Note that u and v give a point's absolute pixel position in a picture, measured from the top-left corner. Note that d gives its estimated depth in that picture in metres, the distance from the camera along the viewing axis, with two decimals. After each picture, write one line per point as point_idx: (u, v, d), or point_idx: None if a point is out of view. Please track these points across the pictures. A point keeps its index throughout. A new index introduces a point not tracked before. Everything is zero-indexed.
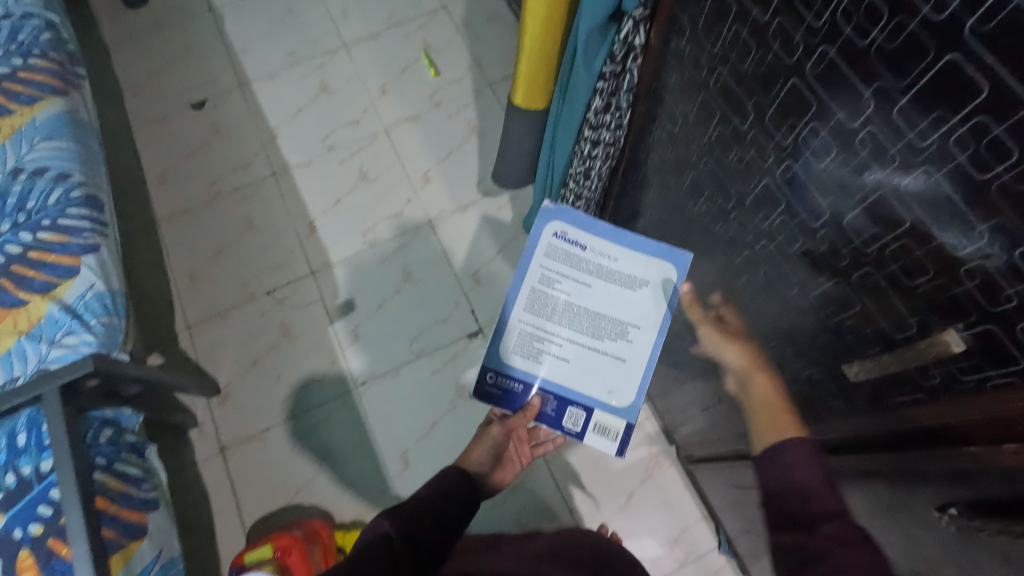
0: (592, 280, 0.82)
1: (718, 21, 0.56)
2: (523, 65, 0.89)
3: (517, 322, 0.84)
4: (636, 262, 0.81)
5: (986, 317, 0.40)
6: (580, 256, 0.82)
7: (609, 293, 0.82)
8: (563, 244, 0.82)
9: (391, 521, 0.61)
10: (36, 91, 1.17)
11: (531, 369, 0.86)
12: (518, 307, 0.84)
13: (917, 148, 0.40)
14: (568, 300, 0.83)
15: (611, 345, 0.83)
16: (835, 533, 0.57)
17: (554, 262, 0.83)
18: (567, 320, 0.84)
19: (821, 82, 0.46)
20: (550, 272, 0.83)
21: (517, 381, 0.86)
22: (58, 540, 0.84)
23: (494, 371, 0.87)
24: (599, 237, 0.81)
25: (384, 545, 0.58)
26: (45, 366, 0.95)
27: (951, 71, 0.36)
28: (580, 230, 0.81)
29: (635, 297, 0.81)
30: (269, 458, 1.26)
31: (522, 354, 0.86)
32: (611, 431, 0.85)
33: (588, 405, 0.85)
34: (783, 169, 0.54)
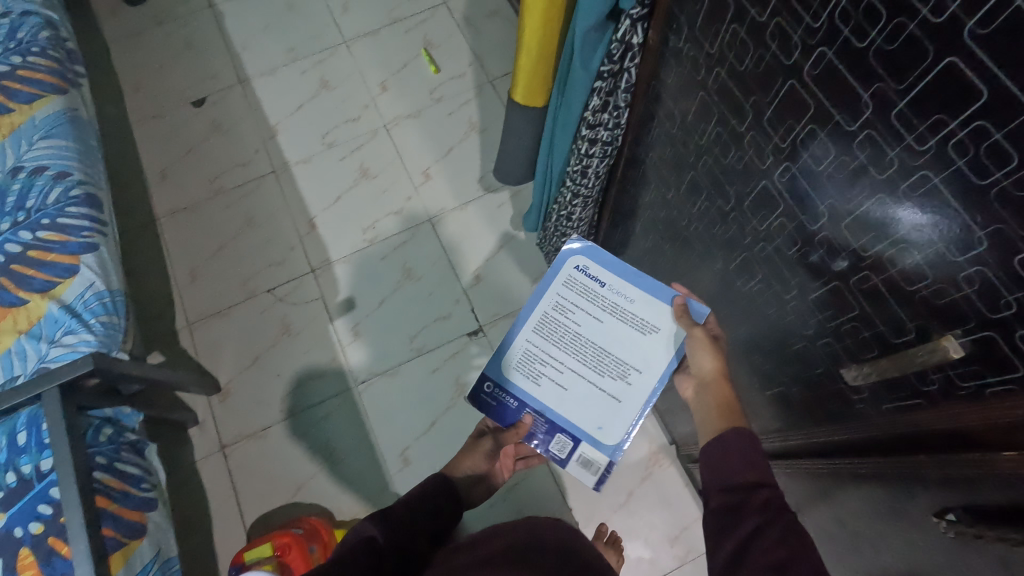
0: (605, 316, 0.77)
1: (716, 22, 0.55)
2: (523, 62, 0.88)
3: (522, 341, 0.79)
4: (649, 305, 0.75)
5: (985, 322, 0.40)
6: (598, 291, 0.77)
7: (619, 329, 0.76)
8: (582, 278, 0.78)
9: (378, 526, 0.63)
10: (36, 90, 1.17)
11: (527, 391, 0.79)
12: (527, 327, 0.79)
13: (916, 152, 0.39)
14: (577, 330, 0.78)
15: (610, 384, 0.76)
16: (767, 498, 0.54)
17: (571, 292, 0.78)
18: (572, 349, 0.78)
19: (820, 85, 0.45)
20: (565, 301, 0.79)
21: (513, 397, 0.80)
22: (58, 538, 0.85)
23: (491, 383, 0.81)
24: (618, 275, 0.77)
25: (364, 550, 0.59)
26: (46, 365, 0.95)
27: (950, 74, 0.35)
28: (602, 265, 0.77)
29: (645, 341, 0.75)
30: (269, 455, 1.26)
31: (522, 372, 0.80)
32: (594, 466, 0.79)
33: (575, 435, 0.78)
34: (782, 171, 0.54)
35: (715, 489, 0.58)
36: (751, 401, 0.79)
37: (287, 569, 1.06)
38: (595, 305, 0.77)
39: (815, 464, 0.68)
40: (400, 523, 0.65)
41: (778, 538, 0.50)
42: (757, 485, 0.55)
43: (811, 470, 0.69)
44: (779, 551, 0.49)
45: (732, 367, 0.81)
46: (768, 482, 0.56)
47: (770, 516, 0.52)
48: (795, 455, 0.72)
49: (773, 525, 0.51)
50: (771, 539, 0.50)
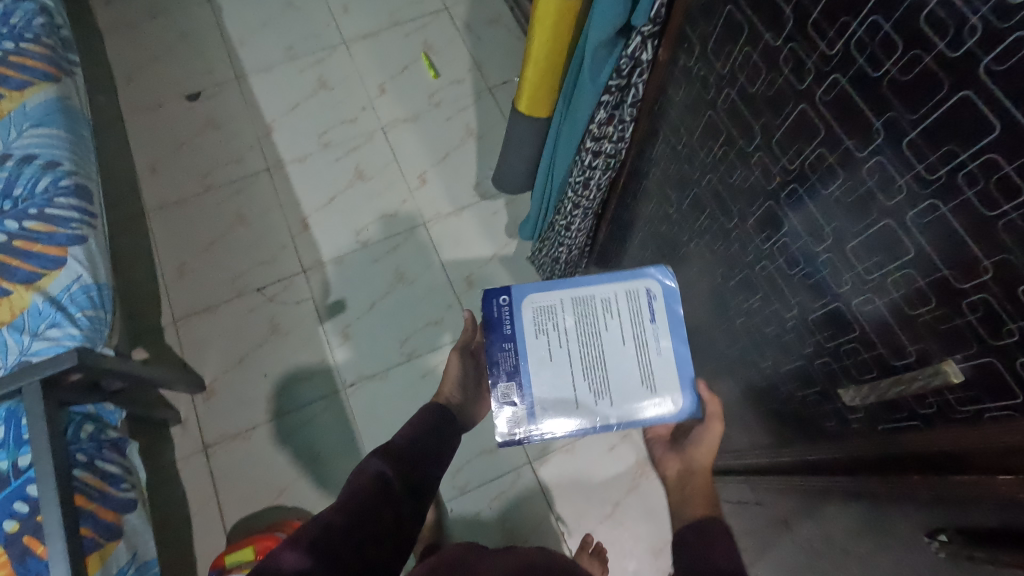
0: (632, 344, 0.70)
1: (730, 43, 0.56)
2: (529, 71, 0.88)
3: (556, 295, 0.73)
4: (672, 366, 0.70)
5: (987, 348, 0.41)
6: (643, 320, 0.71)
7: (631, 365, 0.70)
8: (640, 301, 0.72)
9: (384, 460, 0.62)
10: (28, 77, 1.15)
11: (524, 332, 0.71)
12: (569, 292, 0.73)
13: (925, 181, 0.41)
14: (600, 335, 0.71)
15: (581, 390, 0.69)
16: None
17: (623, 304, 0.72)
18: (584, 342, 0.71)
19: (833, 111, 0.46)
20: (612, 305, 0.72)
21: (511, 333, 0.72)
22: (33, 538, 0.82)
23: (507, 300, 0.73)
24: (673, 325, 0.71)
25: (374, 492, 0.59)
26: (27, 358, 0.93)
27: (963, 107, 0.36)
28: (667, 305, 0.72)
29: (639, 390, 0.69)
30: (253, 457, 1.24)
31: (535, 316, 0.72)
32: (514, 429, 0.69)
33: (526, 393, 0.70)
34: (788, 192, 0.55)
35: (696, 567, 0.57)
36: (745, 417, 0.80)
37: None
38: (633, 332, 0.71)
39: (804, 481, 0.69)
40: (408, 453, 0.65)
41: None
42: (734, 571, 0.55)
43: (799, 486, 0.70)
44: None
45: (727, 381, 0.81)
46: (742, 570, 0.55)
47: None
48: (785, 471, 0.73)
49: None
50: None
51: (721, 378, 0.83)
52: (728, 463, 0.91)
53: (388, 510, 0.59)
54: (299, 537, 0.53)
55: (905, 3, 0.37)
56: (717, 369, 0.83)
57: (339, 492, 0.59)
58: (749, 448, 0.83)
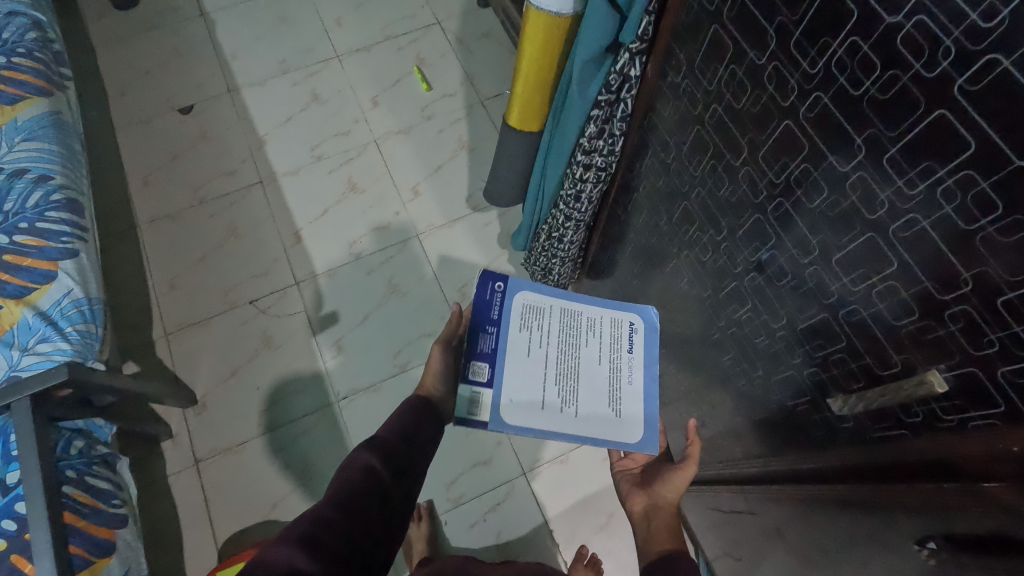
0: (607, 365, 0.74)
1: (715, 60, 0.57)
2: (520, 86, 0.90)
3: (548, 301, 0.77)
4: (642, 397, 0.73)
5: (969, 359, 0.42)
6: (619, 346, 0.76)
7: (603, 384, 0.73)
8: (622, 332, 0.77)
9: (372, 452, 0.62)
10: (19, 91, 1.15)
11: (510, 323, 0.75)
12: (559, 302, 0.78)
13: (907, 196, 0.42)
14: (579, 350, 0.75)
15: (550, 393, 0.71)
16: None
17: (604, 329, 0.77)
18: (564, 351, 0.74)
19: (816, 127, 0.47)
20: (594, 326, 0.77)
21: (498, 318, 0.75)
22: (21, 556, 0.81)
23: (502, 287, 0.77)
24: (645, 360, 0.76)
25: (364, 483, 0.58)
26: (16, 373, 0.92)
27: (939, 126, 0.38)
28: (643, 341, 0.77)
29: (605, 409, 0.71)
30: (244, 471, 1.23)
31: (523, 312, 0.76)
32: (473, 408, 0.69)
33: (496, 378, 0.71)
34: (775, 206, 0.56)
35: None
36: (736, 427, 0.81)
37: None
38: (608, 354, 0.75)
39: (795, 491, 0.69)
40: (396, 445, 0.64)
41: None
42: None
43: (790, 497, 0.71)
44: None
45: (719, 392, 0.82)
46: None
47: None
48: (776, 481, 0.74)
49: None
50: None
51: (712, 388, 0.84)
52: (721, 473, 0.91)
53: (379, 502, 0.58)
54: (289, 534, 0.52)
55: (882, 25, 0.39)
56: (709, 379, 0.84)
57: (328, 488, 0.58)
58: (742, 458, 0.83)
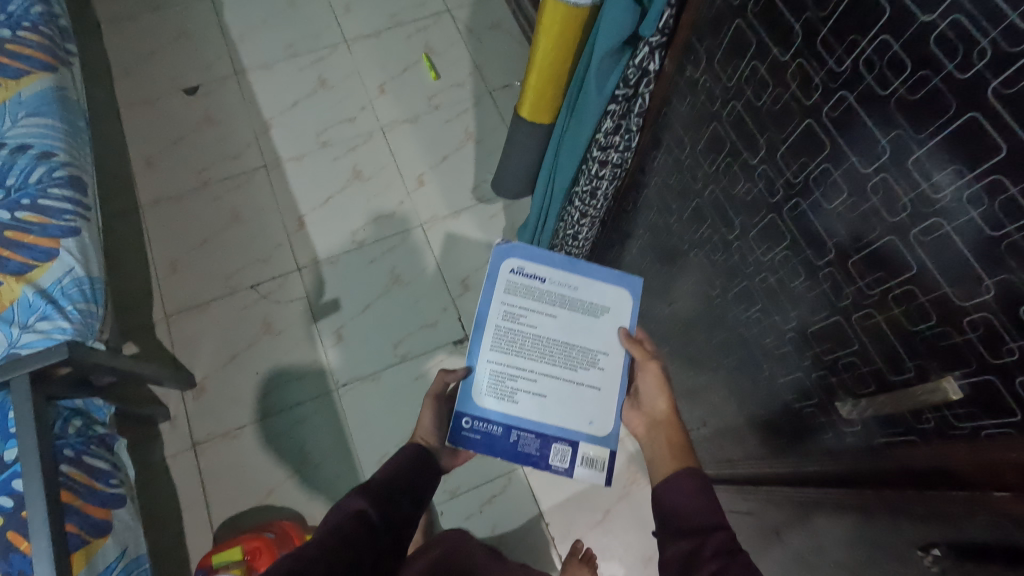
0: (558, 310, 0.74)
1: (738, 57, 0.56)
2: (532, 77, 0.88)
3: (487, 363, 0.72)
4: (599, 284, 0.75)
5: (985, 365, 0.41)
6: (538, 290, 0.74)
7: (576, 321, 0.73)
8: (522, 279, 0.74)
9: (366, 498, 0.58)
10: (24, 66, 1.13)
11: (507, 413, 0.71)
12: (486, 346, 0.72)
13: (930, 199, 0.41)
14: (536, 335, 0.73)
15: (584, 375, 0.72)
16: (721, 542, 0.51)
17: (516, 298, 0.74)
18: (537, 353, 0.72)
19: (840, 128, 0.47)
20: (510, 308, 0.73)
21: (497, 422, 0.71)
22: (17, 533, 0.80)
23: (468, 419, 0.71)
24: (558, 269, 0.75)
25: (356, 532, 0.54)
26: (16, 351, 0.91)
27: (970, 129, 0.37)
28: (537, 262, 0.74)
29: (603, 323, 0.74)
30: (242, 456, 1.23)
31: (497, 396, 0.71)
32: (600, 462, 0.72)
33: (569, 437, 0.71)
34: (792, 206, 0.55)
35: (672, 533, 0.55)
36: (739, 427, 0.81)
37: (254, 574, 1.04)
38: (545, 304, 0.74)
39: (797, 493, 0.69)
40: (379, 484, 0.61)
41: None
42: (713, 528, 0.52)
43: (793, 499, 0.71)
44: None
45: (723, 392, 0.82)
46: (725, 526, 0.53)
47: (725, 561, 0.49)
48: (777, 483, 0.74)
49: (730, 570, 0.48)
50: None
51: (717, 387, 0.84)
52: (722, 474, 0.92)
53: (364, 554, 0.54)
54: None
55: (914, 25, 0.38)
56: (713, 378, 0.84)
57: (315, 530, 0.54)
58: (744, 458, 0.83)
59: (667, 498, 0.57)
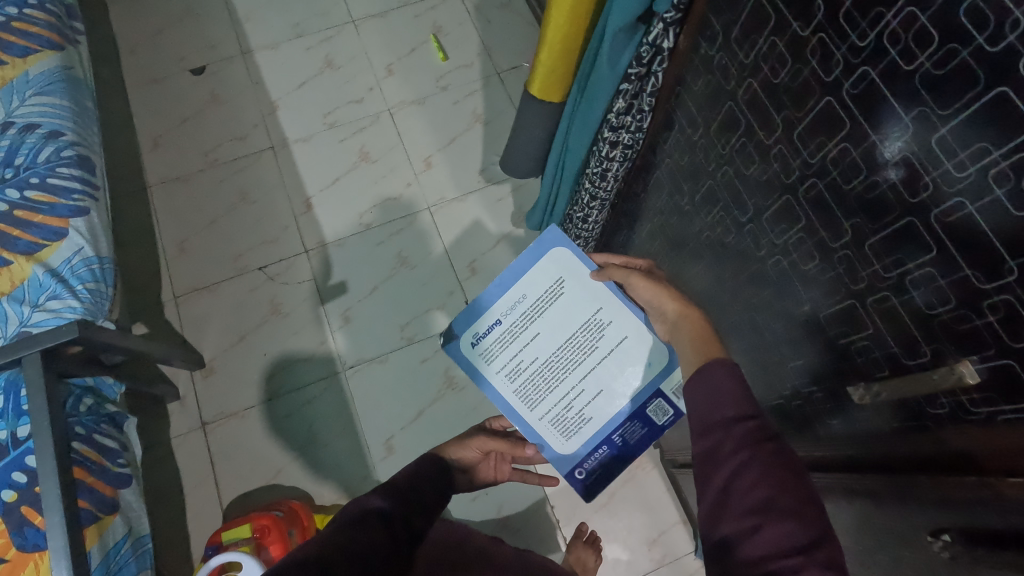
0: (532, 328, 0.74)
1: (755, 32, 0.55)
2: (543, 55, 0.87)
3: (541, 421, 0.74)
4: (537, 272, 0.74)
5: (1004, 349, 0.40)
6: (504, 331, 0.75)
7: (548, 323, 0.73)
8: (488, 341, 0.75)
9: (383, 498, 0.57)
10: (31, 44, 1.12)
11: (593, 429, 0.73)
12: (527, 411, 0.74)
13: (954, 178, 0.40)
14: (537, 359, 0.73)
15: (601, 342, 0.72)
16: (745, 435, 0.45)
17: (499, 356, 0.75)
18: (555, 370, 0.73)
19: (860, 106, 0.46)
20: (504, 369, 0.75)
21: (593, 448, 0.74)
22: (31, 508, 0.82)
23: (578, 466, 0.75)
24: (499, 302, 0.75)
25: (376, 525, 0.53)
26: (27, 329, 0.91)
27: (1000, 104, 0.36)
28: (483, 319, 0.75)
29: (571, 294, 0.73)
30: (250, 436, 1.24)
31: (575, 428, 0.74)
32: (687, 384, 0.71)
33: (648, 394, 0.72)
34: (808, 187, 0.54)
35: (694, 431, 0.49)
36: None
37: (265, 552, 1.04)
38: (517, 336, 0.74)
39: None
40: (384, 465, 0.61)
41: (756, 477, 0.43)
42: (734, 420, 0.47)
43: None
44: (757, 491, 0.42)
45: None
46: (750, 416, 0.47)
47: (747, 458, 0.44)
48: None
49: (749, 468, 0.43)
50: (746, 487, 0.43)
51: None
52: None
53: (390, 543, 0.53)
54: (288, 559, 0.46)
55: None
56: None
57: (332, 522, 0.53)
58: None
59: (696, 387, 0.51)
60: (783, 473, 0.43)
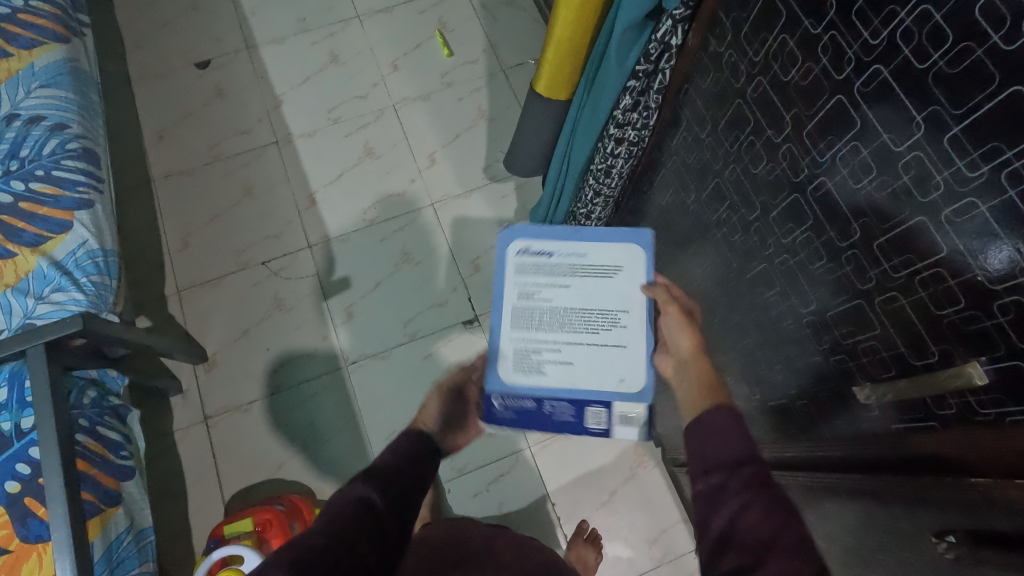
0: (570, 280, 0.76)
1: (765, 30, 0.54)
2: (550, 51, 0.86)
3: (510, 342, 0.74)
4: (607, 244, 0.77)
5: (1013, 350, 0.40)
6: (548, 263, 0.77)
7: (587, 284, 0.75)
8: (530, 259, 0.77)
9: (371, 485, 0.55)
10: (37, 36, 1.12)
11: (536, 385, 0.73)
12: (507, 325, 0.75)
13: (965, 178, 0.40)
14: (551, 305, 0.75)
15: (606, 334, 0.73)
16: (750, 476, 0.49)
17: (527, 276, 0.77)
18: (556, 322, 0.74)
19: (872, 104, 0.45)
20: (523, 287, 0.76)
21: (527, 396, 0.73)
22: (34, 499, 0.82)
23: (500, 395, 0.73)
24: (563, 241, 0.77)
25: (356, 517, 0.52)
26: (31, 321, 0.92)
27: (1013, 104, 0.35)
28: (544, 240, 0.77)
29: (619, 282, 0.75)
30: (252, 430, 1.24)
31: (525, 371, 0.73)
32: (637, 416, 0.73)
33: (602, 395, 0.72)
34: (817, 186, 0.54)
35: (699, 470, 0.52)
36: (752, 412, 0.81)
37: (265, 546, 1.05)
38: (555, 276, 0.76)
39: (808, 478, 0.69)
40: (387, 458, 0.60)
41: (762, 514, 0.46)
42: (739, 463, 0.50)
43: (801, 483, 0.70)
44: (762, 527, 0.45)
45: (736, 375, 0.82)
46: (755, 460, 0.50)
47: (751, 497, 0.47)
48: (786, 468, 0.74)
49: (753, 506, 0.46)
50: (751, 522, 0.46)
51: (731, 369, 0.83)
52: None
53: (373, 538, 0.52)
54: (268, 571, 0.46)
55: None
56: (726, 360, 0.83)
57: (315, 521, 0.52)
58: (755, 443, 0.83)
59: (700, 428, 0.55)
60: (785, 514, 0.46)
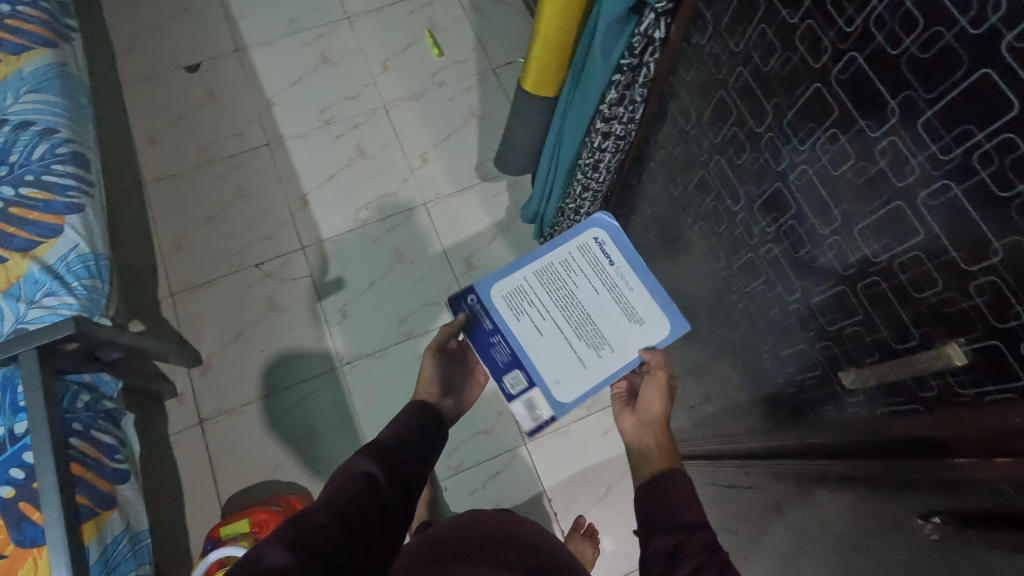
0: (603, 292, 0.77)
1: (746, 21, 0.55)
2: (536, 49, 0.87)
3: (523, 277, 0.77)
4: (651, 292, 0.77)
5: (990, 331, 0.41)
6: (603, 267, 0.79)
7: (612, 306, 0.76)
8: (596, 251, 0.80)
9: (373, 460, 0.57)
10: (24, 41, 1.12)
11: (506, 320, 0.75)
12: (533, 267, 0.78)
13: (939, 161, 0.40)
14: (572, 293, 0.77)
15: (582, 348, 0.74)
16: (705, 540, 0.51)
17: (580, 258, 0.80)
18: (562, 303, 0.76)
19: (849, 92, 0.46)
20: (569, 262, 0.79)
21: (491, 321, 0.75)
22: (29, 504, 0.82)
23: (475, 298, 0.77)
24: (629, 265, 0.79)
25: (360, 492, 0.53)
26: (23, 326, 0.91)
27: (982, 86, 0.36)
28: (616, 248, 0.80)
29: (631, 330, 0.75)
30: (247, 432, 1.24)
31: (509, 304, 0.76)
32: (538, 414, 0.72)
33: (533, 373, 0.72)
34: (799, 174, 0.54)
35: (657, 529, 0.54)
36: (742, 402, 0.81)
37: None
38: (598, 280, 0.78)
39: (797, 466, 0.69)
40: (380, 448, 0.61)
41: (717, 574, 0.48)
42: (696, 526, 0.53)
43: (791, 471, 0.71)
44: None
45: (726, 366, 0.82)
46: (708, 525, 0.53)
47: (706, 559, 0.49)
48: (775, 457, 0.74)
49: (710, 566, 0.49)
50: None
51: (721, 361, 0.84)
52: (724, 450, 0.91)
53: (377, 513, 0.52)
54: (268, 546, 0.46)
55: None
56: (716, 352, 0.84)
57: (320, 495, 0.52)
58: (745, 433, 0.83)
59: (655, 490, 0.57)
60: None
